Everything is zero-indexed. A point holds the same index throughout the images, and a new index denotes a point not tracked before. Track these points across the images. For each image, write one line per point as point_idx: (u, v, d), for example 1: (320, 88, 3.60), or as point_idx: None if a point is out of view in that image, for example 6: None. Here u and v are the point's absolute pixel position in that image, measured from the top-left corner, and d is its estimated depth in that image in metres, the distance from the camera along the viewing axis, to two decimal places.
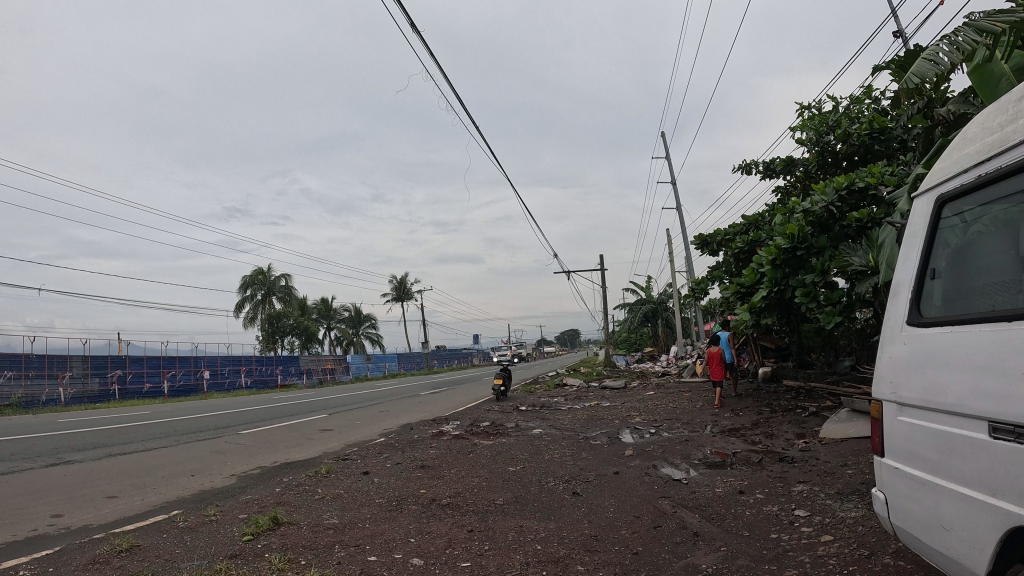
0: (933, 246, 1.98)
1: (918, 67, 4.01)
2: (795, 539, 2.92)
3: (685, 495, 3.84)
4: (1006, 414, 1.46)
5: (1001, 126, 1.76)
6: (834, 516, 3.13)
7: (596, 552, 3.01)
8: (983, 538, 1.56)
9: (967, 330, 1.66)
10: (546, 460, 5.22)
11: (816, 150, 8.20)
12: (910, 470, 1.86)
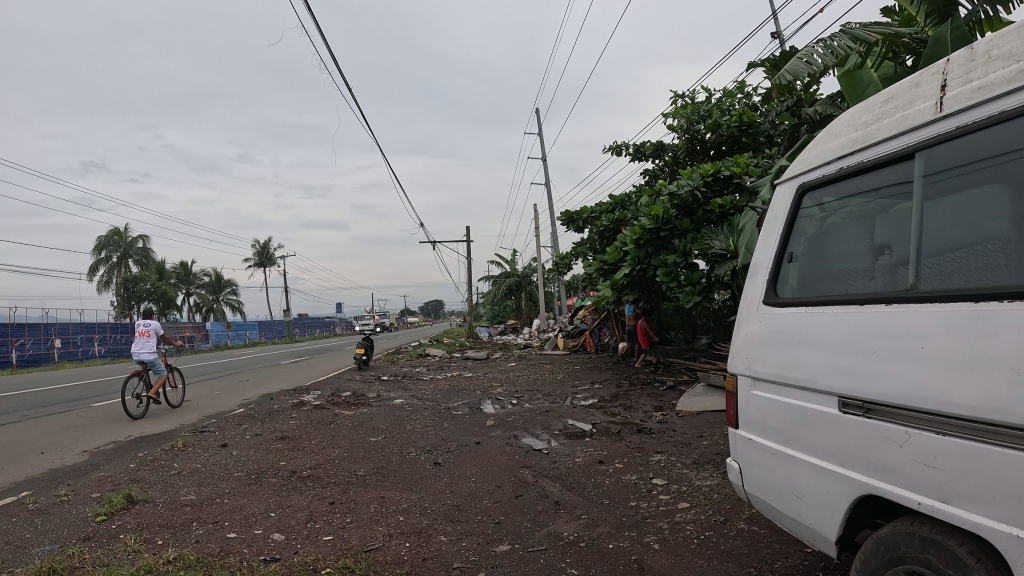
0: (791, 232, 2.08)
1: (792, 66, 4.31)
2: (652, 506, 3.03)
3: (545, 464, 3.92)
4: (857, 390, 1.59)
5: (864, 124, 1.87)
6: (690, 484, 3.27)
7: (459, 522, 3.03)
8: (829, 504, 1.68)
9: (820, 310, 1.77)
10: (409, 431, 5.20)
11: (686, 137, 8.46)
12: (762, 441, 1.96)
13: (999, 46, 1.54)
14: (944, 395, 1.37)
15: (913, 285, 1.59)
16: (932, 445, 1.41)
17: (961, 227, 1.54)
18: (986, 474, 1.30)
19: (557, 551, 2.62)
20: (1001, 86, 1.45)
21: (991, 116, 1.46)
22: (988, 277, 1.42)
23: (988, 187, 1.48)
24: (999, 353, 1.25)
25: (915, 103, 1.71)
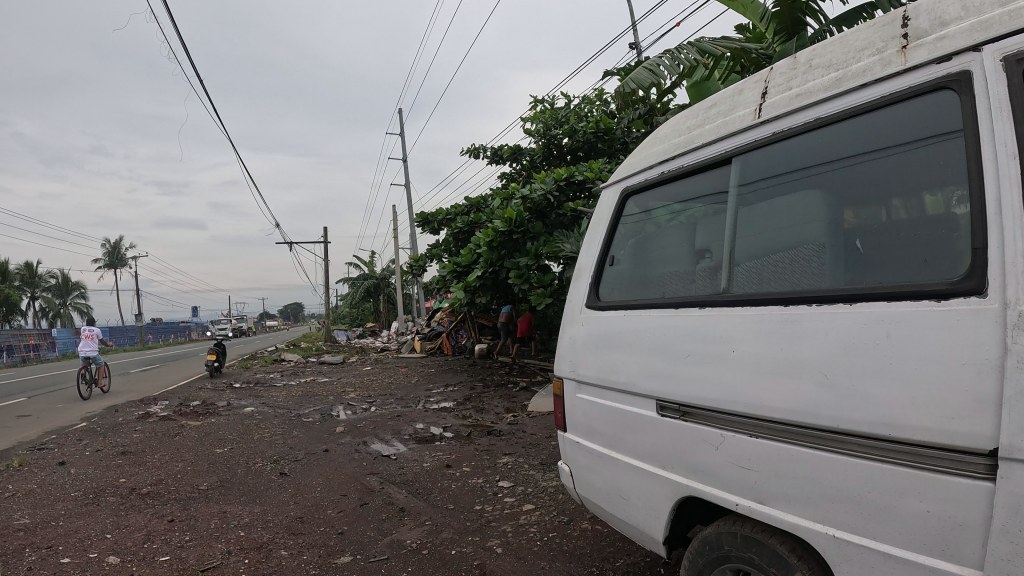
0: (616, 234, 2.26)
1: (637, 74, 4.42)
2: (498, 509, 3.02)
3: (393, 470, 3.85)
4: (673, 394, 1.78)
5: (687, 129, 2.07)
6: (535, 485, 3.29)
7: (301, 535, 2.93)
8: (654, 506, 1.84)
9: (640, 316, 1.96)
10: (257, 441, 5.00)
11: (543, 142, 8.57)
12: (588, 443, 2.12)
13: (819, 57, 1.74)
14: (757, 395, 1.56)
15: (726, 288, 1.78)
16: (746, 447, 1.60)
17: (773, 235, 1.73)
18: (797, 473, 1.50)
19: (400, 559, 2.56)
20: (818, 98, 1.64)
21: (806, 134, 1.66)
22: (800, 279, 1.61)
23: (803, 194, 1.68)
24: (812, 354, 1.46)
25: (736, 109, 1.91)
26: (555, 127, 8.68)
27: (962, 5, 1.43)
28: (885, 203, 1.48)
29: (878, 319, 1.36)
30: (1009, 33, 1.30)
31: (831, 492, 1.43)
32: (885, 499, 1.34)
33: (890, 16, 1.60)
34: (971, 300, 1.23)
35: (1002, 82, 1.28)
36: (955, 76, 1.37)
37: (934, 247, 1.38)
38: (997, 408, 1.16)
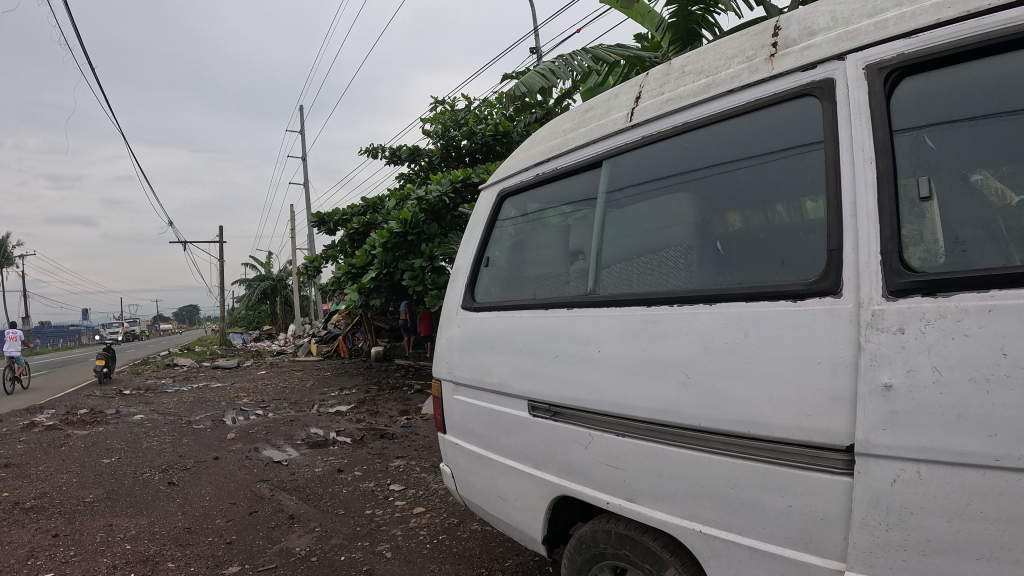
0: (490, 236, 2.60)
1: (528, 79, 4.74)
2: (388, 514, 3.01)
3: (284, 477, 3.77)
4: (543, 396, 2.01)
5: (564, 133, 2.37)
6: (427, 488, 3.32)
7: (189, 546, 2.84)
8: (529, 506, 2.05)
9: (511, 317, 2.23)
10: (145, 450, 4.83)
11: (441, 143, 8.54)
12: (466, 444, 2.37)
13: (693, 62, 1.96)
14: (619, 394, 1.78)
15: (593, 289, 2.04)
16: (608, 446, 1.83)
17: (640, 238, 1.96)
18: (663, 472, 1.70)
19: (288, 567, 2.52)
20: (687, 101, 1.86)
21: (670, 154, 1.90)
22: (666, 279, 1.83)
23: (671, 201, 1.89)
24: (673, 353, 1.66)
25: (611, 112, 2.18)
26: (454, 128, 8.67)
27: (830, 15, 1.64)
28: (771, 208, 1.64)
29: (738, 321, 1.56)
30: (870, 44, 1.50)
31: (696, 490, 1.63)
32: (748, 495, 1.53)
33: (762, 26, 1.83)
34: (825, 300, 1.43)
35: (865, 89, 1.48)
36: (818, 83, 1.58)
37: (791, 251, 1.57)
38: (850, 403, 1.36)
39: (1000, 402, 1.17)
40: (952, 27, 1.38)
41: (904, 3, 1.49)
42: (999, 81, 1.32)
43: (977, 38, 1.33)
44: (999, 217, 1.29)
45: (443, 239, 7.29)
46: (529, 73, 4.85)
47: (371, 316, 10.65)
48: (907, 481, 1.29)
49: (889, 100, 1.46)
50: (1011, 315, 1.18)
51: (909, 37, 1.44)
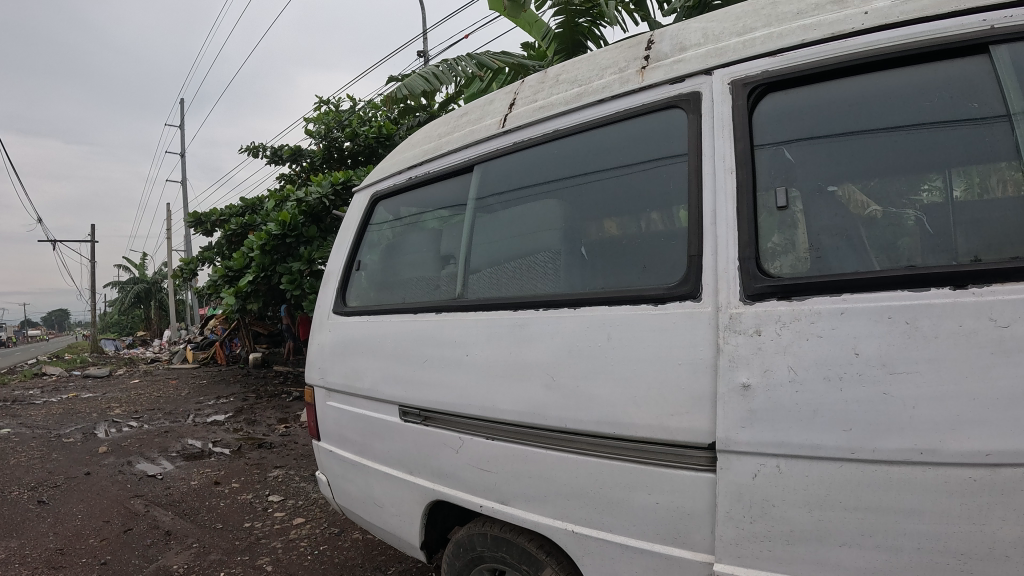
0: (364, 239, 2.74)
1: (410, 79, 5.39)
2: (266, 526, 2.98)
3: (159, 492, 3.64)
4: (413, 401, 2.09)
5: (440, 136, 2.52)
6: (306, 498, 3.35)
7: (60, 569, 2.69)
8: (408, 511, 2.15)
9: (380, 319, 2.33)
10: (7, 467, 4.56)
11: (324, 144, 8.60)
12: (341, 452, 2.46)
13: (567, 73, 2.08)
14: (487, 398, 1.88)
15: (462, 293, 2.16)
16: (476, 450, 1.93)
17: (507, 244, 2.09)
18: (534, 473, 1.80)
19: None
20: (560, 108, 1.98)
21: (541, 164, 2.02)
22: (532, 283, 1.95)
23: (540, 208, 2.02)
24: (539, 356, 1.78)
25: (483, 118, 2.32)
26: (338, 129, 8.68)
27: (702, 32, 1.77)
28: (646, 215, 1.73)
29: (601, 323, 1.67)
30: (735, 61, 1.64)
31: (567, 490, 1.73)
32: (616, 493, 1.64)
33: (635, 41, 1.95)
34: (686, 303, 1.55)
35: (729, 103, 1.62)
36: (685, 96, 1.70)
37: (651, 257, 1.69)
38: (710, 403, 1.47)
39: (853, 398, 1.33)
40: (814, 47, 1.53)
41: (771, 25, 1.63)
42: (855, 100, 1.49)
43: (838, 59, 1.49)
44: (858, 225, 1.44)
45: (322, 241, 7.51)
46: (414, 74, 5.50)
47: (249, 322, 10.45)
48: (767, 474, 1.43)
49: (752, 114, 1.60)
50: (861, 316, 1.33)
51: (774, 56, 1.59)
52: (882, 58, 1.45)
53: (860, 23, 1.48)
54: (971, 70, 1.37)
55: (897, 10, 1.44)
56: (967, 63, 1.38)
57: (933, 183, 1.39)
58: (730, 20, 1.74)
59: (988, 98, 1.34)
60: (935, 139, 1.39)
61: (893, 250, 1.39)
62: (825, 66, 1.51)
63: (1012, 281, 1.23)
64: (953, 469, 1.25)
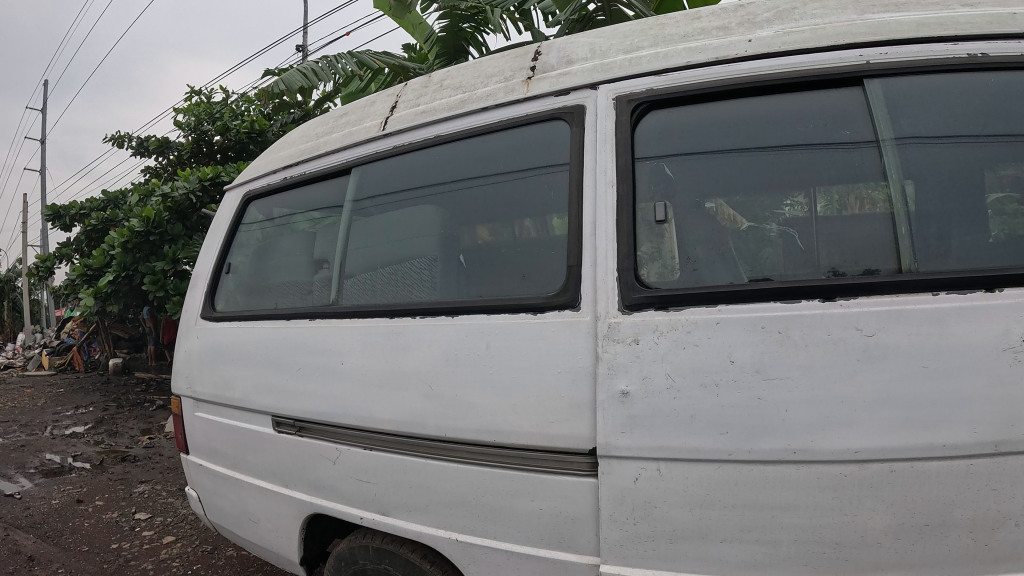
0: (233, 240, 2.68)
1: (287, 76, 5.44)
2: (135, 547, 3.42)
3: (26, 518, 3.79)
4: (286, 411, 2.12)
5: (317, 136, 2.48)
6: (174, 515, 3.86)
7: None
8: (286, 525, 2.17)
9: (251, 325, 2.32)
10: None
11: (194, 137, 8.61)
12: (213, 466, 2.45)
13: (452, 78, 2.14)
14: (364, 407, 1.91)
15: (336, 300, 2.17)
16: (355, 460, 1.95)
17: (384, 250, 2.14)
18: (415, 483, 1.84)
19: None
20: (444, 113, 2.05)
21: (423, 170, 2.08)
22: (411, 290, 2.02)
23: (422, 213, 2.08)
24: (416, 365, 1.81)
25: (364, 120, 2.31)
26: (208, 122, 8.71)
27: (588, 46, 1.92)
28: (519, 223, 1.85)
29: (479, 332, 1.73)
30: (620, 78, 1.80)
31: (449, 499, 1.78)
32: (498, 501, 1.71)
33: (521, 50, 2.06)
34: (565, 312, 1.65)
35: (614, 117, 1.77)
36: (570, 108, 1.83)
37: (531, 267, 1.80)
38: (590, 409, 1.58)
39: (726, 404, 1.49)
40: (696, 69, 1.73)
41: (656, 45, 1.81)
42: (733, 122, 1.70)
43: (721, 82, 1.70)
44: (728, 236, 1.63)
45: (187, 241, 7.48)
46: (291, 70, 5.54)
47: (109, 325, 10.00)
48: (648, 477, 1.56)
49: (635, 128, 1.76)
50: (736, 326, 1.49)
51: (658, 75, 1.76)
52: (767, 83, 1.67)
53: (744, 49, 1.70)
54: (847, 100, 1.62)
55: (777, 40, 1.68)
56: (842, 93, 1.63)
57: (796, 200, 1.61)
58: (618, 36, 1.91)
59: (858, 126, 1.60)
60: (804, 162, 1.62)
61: (757, 259, 1.61)
62: (711, 89, 1.70)
63: (877, 294, 1.46)
64: (824, 466, 1.46)
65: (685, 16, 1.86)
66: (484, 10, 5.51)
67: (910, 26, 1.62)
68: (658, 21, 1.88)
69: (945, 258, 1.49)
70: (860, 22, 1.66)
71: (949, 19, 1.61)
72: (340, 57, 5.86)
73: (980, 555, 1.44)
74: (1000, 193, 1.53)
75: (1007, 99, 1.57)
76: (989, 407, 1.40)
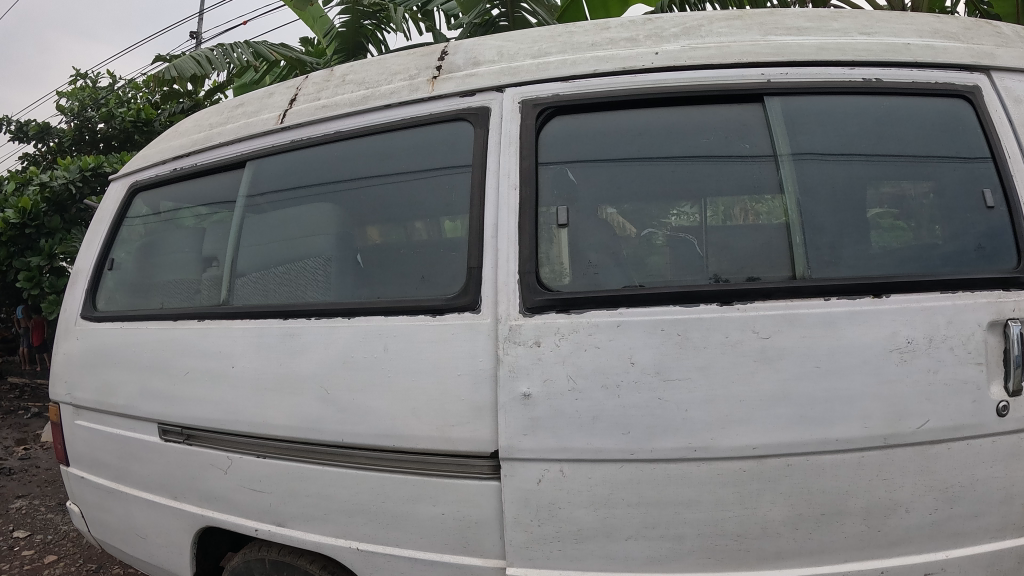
0: (116, 235, 2.54)
1: (180, 62, 5.21)
2: (15, 567, 3.30)
3: None
4: (175, 419, 2.01)
5: (210, 126, 2.36)
6: (56, 531, 3.69)
7: None
8: (178, 539, 2.08)
9: (136, 326, 2.20)
10: None
11: (77, 123, 8.20)
12: (97, 479, 2.33)
13: (353, 74, 2.07)
14: (258, 414, 1.83)
15: (227, 300, 2.08)
16: (248, 469, 1.87)
17: (276, 249, 2.07)
18: (312, 491, 1.77)
19: None
20: (345, 109, 1.97)
21: (320, 167, 2.01)
22: (302, 291, 1.96)
23: (317, 212, 2.02)
24: (312, 369, 1.75)
25: (261, 112, 2.21)
26: (93, 108, 8.34)
27: (496, 49, 1.88)
28: (413, 224, 1.82)
29: (376, 334, 1.67)
30: (526, 82, 1.78)
31: (348, 507, 1.73)
32: (400, 507, 1.66)
33: (428, 49, 2.01)
34: (464, 315, 1.61)
35: (518, 120, 1.74)
36: (474, 109, 1.80)
37: (429, 268, 1.76)
38: (491, 413, 1.55)
39: (629, 405, 1.50)
40: (605, 78, 1.75)
41: (564, 52, 1.81)
42: (634, 131, 1.73)
43: (627, 91, 1.73)
44: (620, 241, 1.65)
45: (65, 234, 7.13)
46: (184, 56, 5.31)
47: None
48: (551, 479, 1.55)
49: (539, 132, 1.74)
50: (637, 328, 1.50)
51: (564, 82, 1.76)
52: (668, 95, 1.72)
53: (650, 61, 1.74)
54: (746, 115, 1.71)
55: (683, 54, 1.74)
56: (744, 109, 1.72)
57: (683, 209, 1.68)
58: (525, 41, 1.88)
59: (757, 140, 1.69)
60: (699, 173, 1.68)
61: (644, 266, 1.64)
62: (616, 97, 1.72)
63: (772, 299, 1.52)
64: (724, 462, 1.50)
65: (593, 26, 1.87)
66: (387, 7, 5.48)
67: (811, 49, 1.75)
68: (566, 30, 1.88)
69: (834, 266, 1.60)
70: (763, 43, 1.76)
71: (848, 45, 1.75)
72: (235, 46, 5.71)
73: (875, 540, 1.55)
74: (879, 208, 1.67)
75: (892, 121, 1.73)
76: (877, 403, 1.50)
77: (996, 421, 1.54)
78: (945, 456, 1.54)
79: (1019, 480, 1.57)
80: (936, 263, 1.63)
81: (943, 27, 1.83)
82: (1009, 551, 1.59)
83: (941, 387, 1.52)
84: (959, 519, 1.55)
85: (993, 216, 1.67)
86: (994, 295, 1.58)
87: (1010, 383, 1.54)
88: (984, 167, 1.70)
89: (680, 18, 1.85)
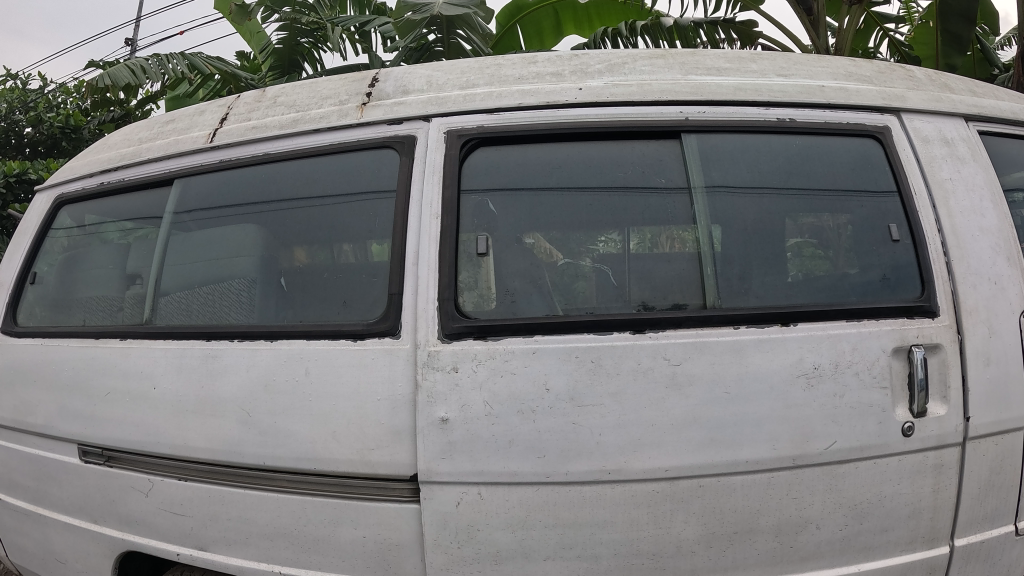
0: (37, 250, 2.48)
1: (113, 70, 5.12)
2: None
3: None
4: (95, 440, 1.99)
5: (138, 141, 2.33)
6: None
7: None
8: (97, 564, 2.04)
9: (57, 343, 2.16)
10: None
11: (3, 126, 7.92)
12: (13, 503, 2.28)
13: (283, 96, 2.08)
14: (178, 436, 1.82)
15: (150, 319, 2.06)
16: (170, 492, 1.86)
17: (201, 268, 2.06)
18: (233, 516, 1.77)
19: None
20: (274, 132, 1.98)
21: (246, 188, 2.01)
22: (228, 311, 1.96)
23: (242, 232, 2.03)
24: (234, 391, 1.75)
25: (190, 129, 2.20)
26: (21, 112, 8.05)
27: (424, 79, 1.92)
28: (338, 247, 1.83)
29: (298, 357, 1.69)
30: (453, 113, 1.81)
31: (270, 531, 1.73)
32: (320, 531, 1.67)
33: (359, 74, 2.03)
34: (384, 340, 1.64)
35: (443, 149, 1.78)
36: (401, 138, 1.83)
37: (353, 293, 1.78)
38: (410, 436, 1.58)
39: (544, 429, 1.54)
40: (529, 111, 1.80)
41: (491, 83, 1.85)
42: (557, 163, 1.77)
43: (551, 124, 1.78)
44: (543, 269, 1.69)
45: None
46: (117, 65, 5.22)
47: None
48: (470, 501, 1.57)
49: (462, 163, 1.77)
50: (552, 355, 1.55)
51: (489, 113, 1.80)
52: (593, 130, 1.78)
53: (574, 97, 1.80)
54: (664, 151, 1.78)
55: (606, 91, 1.81)
56: (664, 145, 1.78)
57: (609, 237, 1.72)
58: (454, 71, 1.92)
59: (673, 175, 1.75)
60: (619, 206, 1.74)
61: (569, 292, 1.68)
62: (539, 130, 1.77)
63: (683, 328, 1.58)
64: (637, 483, 1.55)
65: (521, 59, 1.92)
66: (324, 26, 5.50)
67: (728, 89, 1.83)
68: (495, 62, 1.92)
69: (746, 296, 1.67)
70: (683, 82, 1.84)
71: (765, 86, 1.84)
72: (170, 57, 5.63)
73: (788, 555, 1.61)
74: (799, 239, 1.75)
75: (806, 159, 1.81)
76: (783, 425, 1.57)
77: (901, 440, 1.63)
78: (851, 475, 1.62)
79: (925, 495, 1.66)
80: (845, 293, 1.71)
81: (855, 71, 1.94)
82: (919, 562, 1.67)
83: (846, 410, 1.60)
84: (867, 534, 1.63)
85: (898, 249, 1.76)
86: (898, 323, 1.66)
87: (914, 405, 1.62)
88: (891, 202, 1.80)
89: (605, 55, 1.92)
